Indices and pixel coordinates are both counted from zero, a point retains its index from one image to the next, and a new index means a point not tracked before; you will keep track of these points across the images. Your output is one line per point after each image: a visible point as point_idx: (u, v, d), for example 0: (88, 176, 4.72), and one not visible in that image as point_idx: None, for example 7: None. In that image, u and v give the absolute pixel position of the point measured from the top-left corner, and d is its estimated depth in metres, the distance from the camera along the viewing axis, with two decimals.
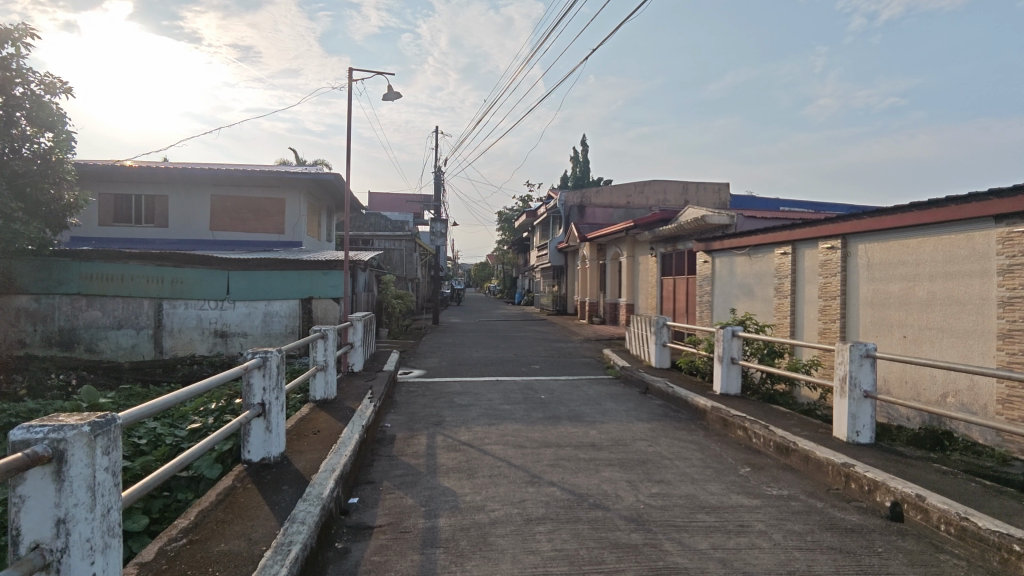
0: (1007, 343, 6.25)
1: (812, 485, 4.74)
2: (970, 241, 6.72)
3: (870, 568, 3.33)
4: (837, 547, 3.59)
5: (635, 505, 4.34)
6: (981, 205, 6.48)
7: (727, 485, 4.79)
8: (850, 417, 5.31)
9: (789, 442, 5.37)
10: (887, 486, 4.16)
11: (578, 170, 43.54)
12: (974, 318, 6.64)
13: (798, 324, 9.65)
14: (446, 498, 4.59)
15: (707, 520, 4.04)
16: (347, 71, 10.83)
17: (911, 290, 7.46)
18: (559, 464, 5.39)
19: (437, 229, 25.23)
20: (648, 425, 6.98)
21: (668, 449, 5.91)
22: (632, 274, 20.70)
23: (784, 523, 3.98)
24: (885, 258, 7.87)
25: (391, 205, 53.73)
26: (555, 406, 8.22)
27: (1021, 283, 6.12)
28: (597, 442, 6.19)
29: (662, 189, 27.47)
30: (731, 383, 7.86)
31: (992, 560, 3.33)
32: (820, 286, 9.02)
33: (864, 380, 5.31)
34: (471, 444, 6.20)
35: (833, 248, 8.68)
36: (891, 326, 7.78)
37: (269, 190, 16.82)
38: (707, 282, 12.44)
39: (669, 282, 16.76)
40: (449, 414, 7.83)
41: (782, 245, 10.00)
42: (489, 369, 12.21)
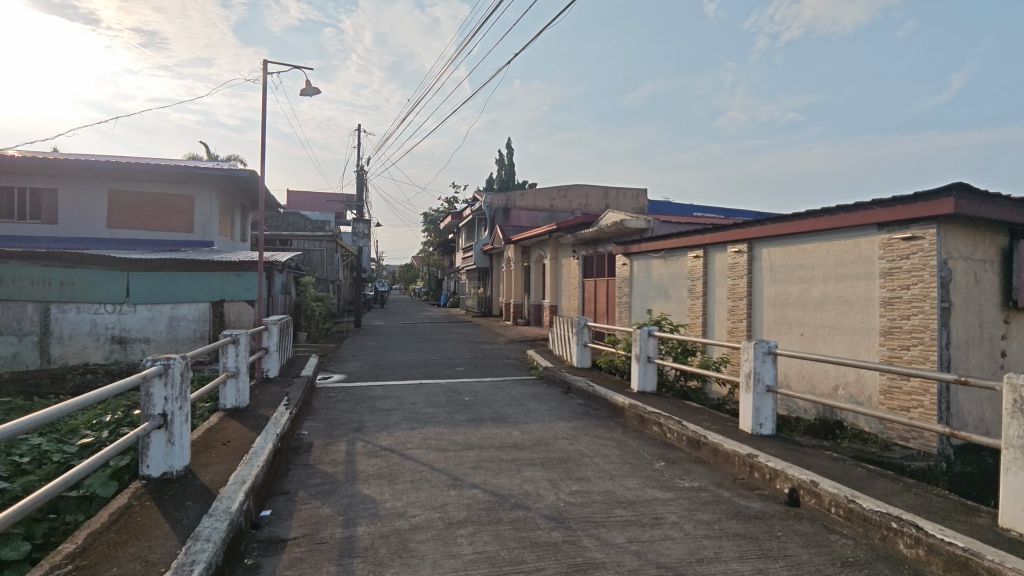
0: (888, 339, 6.87)
1: (720, 476, 5.00)
2: (857, 246, 7.36)
3: (770, 551, 3.56)
4: (741, 534, 3.81)
5: (556, 503, 4.41)
6: (866, 213, 7.10)
7: (643, 479, 4.97)
8: (754, 411, 5.66)
9: (700, 436, 5.65)
10: (786, 474, 4.47)
11: (502, 173, 43.91)
12: (861, 316, 7.27)
13: (709, 324, 10.18)
14: (365, 505, 4.46)
15: (624, 515, 4.16)
16: (263, 64, 10.39)
17: (808, 290, 8.06)
18: (482, 466, 5.37)
19: (360, 229, 24.61)
20: (570, 424, 7.13)
21: (588, 447, 6.05)
22: (555, 276, 21.10)
23: (695, 513, 4.17)
24: (786, 262, 8.46)
25: (311, 205, 51.83)
26: (478, 408, 8.21)
27: (900, 285, 6.75)
28: (519, 442, 6.24)
29: (584, 193, 28.24)
30: (648, 381, 8.17)
31: (874, 538, 3.64)
32: (729, 287, 9.55)
33: (766, 376, 5.67)
34: (393, 450, 6.06)
35: (740, 252, 9.24)
36: (790, 325, 8.37)
37: (175, 186, 15.70)
38: (626, 284, 12.87)
39: (590, 284, 17.21)
40: (370, 419, 7.63)
41: (694, 249, 10.52)
42: (413, 372, 12.02)
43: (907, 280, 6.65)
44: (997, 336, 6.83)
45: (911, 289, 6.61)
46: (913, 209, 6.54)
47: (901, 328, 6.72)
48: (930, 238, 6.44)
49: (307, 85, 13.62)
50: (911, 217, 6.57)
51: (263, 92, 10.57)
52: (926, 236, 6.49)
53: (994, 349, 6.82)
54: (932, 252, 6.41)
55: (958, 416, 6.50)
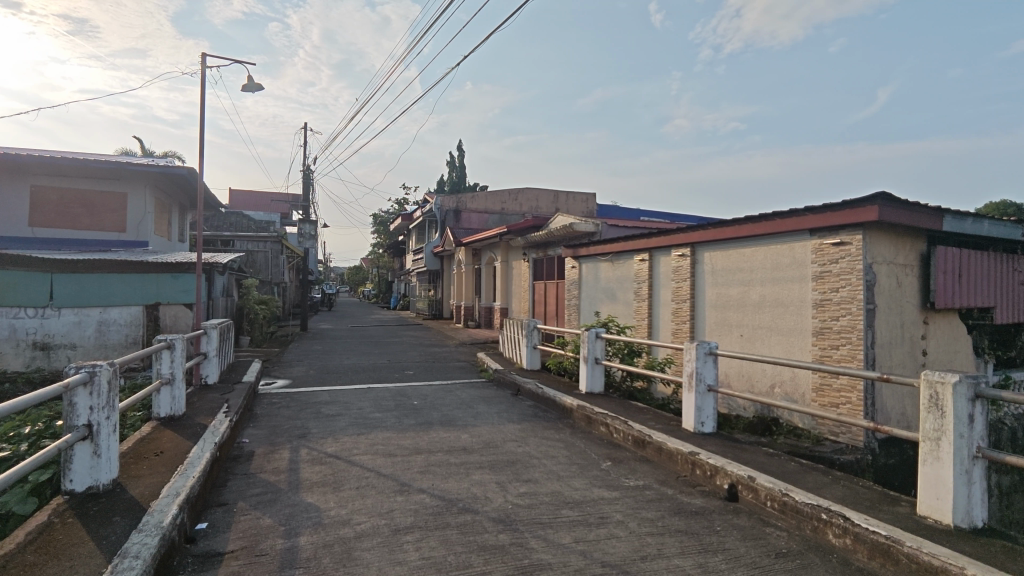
0: (820, 339, 7.23)
1: (664, 474, 5.13)
2: (791, 250, 7.71)
3: (711, 546, 3.67)
4: (683, 530, 3.91)
5: (504, 506, 4.41)
6: (799, 219, 7.45)
7: (590, 479, 5.04)
8: (696, 410, 5.84)
9: (645, 435, 5.77)
10: (725, 470, 4.62)
11: (454, 175, 43.72)
12: (795, 317, 7.61)
13: (655, 325, 10.42)
14: (308, 514, 4.33)
15: (571, 515, 4.21)
16: (202, 57, 9.98)
17: (747, 292, 8.39)
18: (430, 471, 5.32)
19: (306, 230, 23.96)
20: (519, 426, 7.15)
21: (536, 449, 6.09)
22: (506, 279, 21.14)
23: (639, 511, 4.26)
24: (726, 265, 8.76)
25: (254, 204, 50.09)
26: (427, 412, 8.13)
27: (830, 287, 7.11)
28: (468, 446, 6.21)
29: (534, 197, 28.44)
30: (595, 382, 8.30)
31: (806, 529, 3.81)
32: (673, 290, 9.81)
33: (707, 375, 5.86)
34: (338, 456, 5.92)
35: (684, 255, 9.52)
36: (731, 326, 8.67)
37: (106, 183, 14.86)
38: (575, 286, 13.03)
39: (541, 286, 17.34)
40: (315, 425, 7.43)
41: (641, 252, 10.76)
42: (361, 376, 11.78)
43: (837, 283, 7.02)
44: (917, 336, 7.30)
45: (840, 291, 6.98)
46: (842, 216, 6.91)
47: (832, 329, 7.08)
48: (857, 244, 6.82)
49: (250, 80, 13.16)
50: (840, 223, 6.94)
51: (202, 86, 10.14)
52: (853, 242, 6.87)
53: (915, 348, 7.28)
54: (858, 257, 6.80)
55: (883, 411, 6.91)
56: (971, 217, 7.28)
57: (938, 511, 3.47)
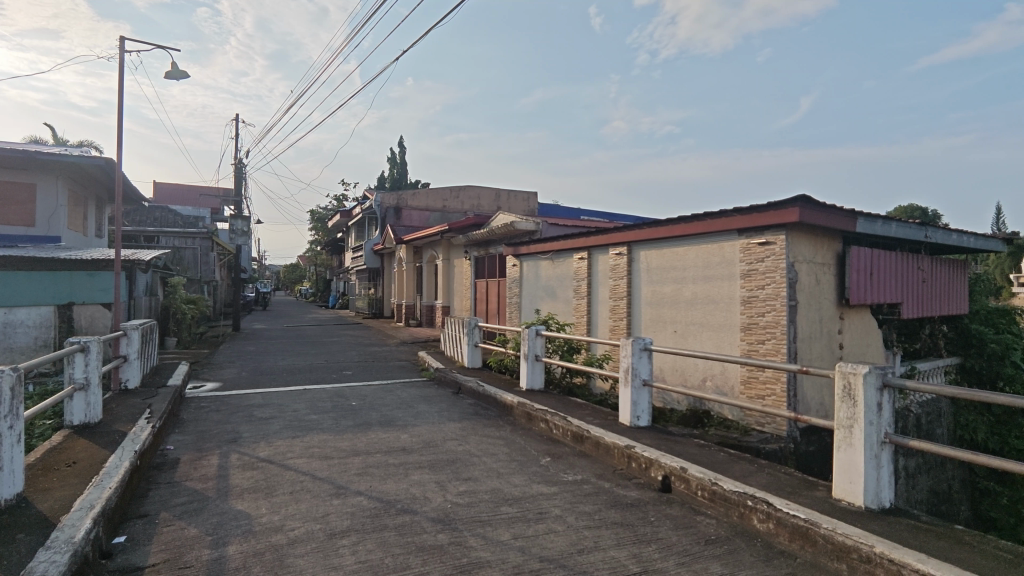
0: (747, 335, 7.59)
1: (601, 468, 5.25)
2: (721, 250, 8.04)
3: (644, 536, 3.78)
4: (618, 522, 4.01)
5: (443, 505, 4.38)
6: (728, 220, 7.78)
7: (529, 476, 5.08)
8: (631, 404, 6.00)
9: (583, 430, 5.88)
10: (659, 462, 4.77)
11: (395, 172, 43.01)
12: (725, 314, 7.95)
13: (593, 323, 10.63)
14: (238, 522, 4.15)
15: (510, 512, 4.23)
16: (120, 41, 9.36)
17: (680, 290, 8.69)
18: (367, 473, 5.21)
19: (237, 226, 22.92)
20: (459, 425, 7.12)
21: (476, 447, 6.09)
22: (448, 277, 21.01)
23: (577, 505, 4.34)
24: (661, 264, 9.03)
25: (181, 198, 47.51)
26: (366, 413, 7.96)
27: (756, 285, 7.47)
28: (407, 446, 6.13)
29: (476, 195, 28.35)
30: (535, 379, 8.38)
31: (733, 515, 4.00)
32: (610, 288, 10.04)
33: (642, 370, 6.03)
34: (271, 460, 5.70)
35: (621, 254, 9.75)
36: (665, 322, 8.96)
37: (12, 173, 13.68)
38: (516, 284, 13.11)
39: (482, 285, 17.33)
40: (247, 429, 7.13)
41: (579, 250, 10.94)
42: (296, 377, 11.40)
43: (762, 280, 7.38)
44: (834, 330, 7.78)
45: (765, 288, 7.34)
46: (766, 217, 7.26)
47: (758, 324, 7.45)
48: (780, 243, 7.20)
49: (174, 66, 12.45)
50: (765, 224, 7.30)
51: (120, 71, 9.50)
52: (777, 242, 7.25)
53: (832, 341, 7.76)
54: (782, 256, 7.17)
55: (804, 402, 7.33)
56: (882, 219, 7.80)
57: (851, 494, 3.71)
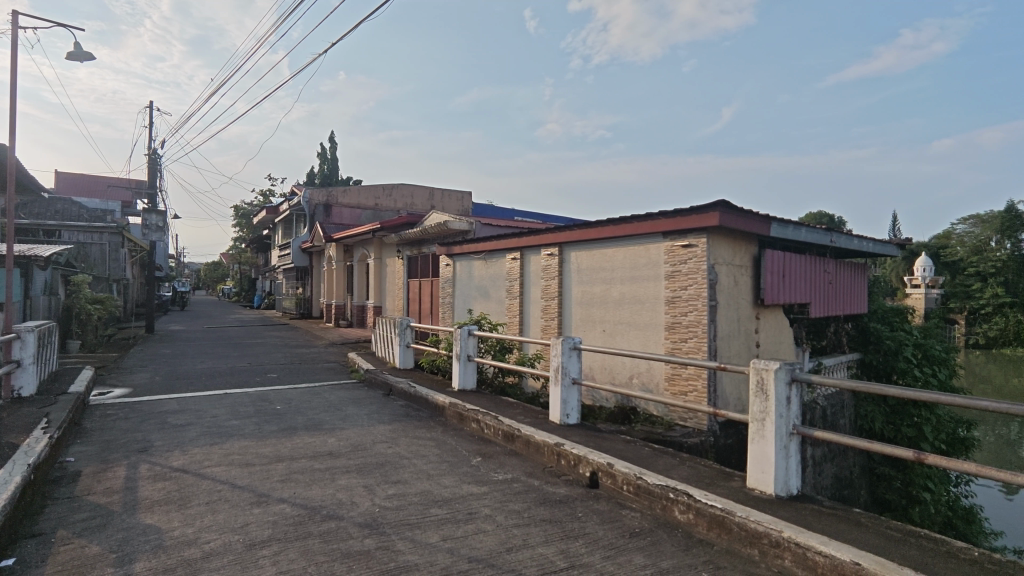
0: (671, 333, 7.90)
1: (531, 466, 5.30)
2: (647, 252, 8.32)
3: (572, 531, 3.85)
4: (547, 518, 4.07)
5: (371, 509, 4.28)
6: (653, 223, 8.05)
7: (460, 476, 5.06)
8: (562, 402, 6.10)
9: (514, 429, 5.91)
10: (587, 458, 4.87)
11: (325, 168, 41.70)
12: (651, 314, 8.24)
13: (525, 322, 10.73)
14: (146, 537, 3.88)
15: (439, 513, 4.19)
16: (13, 16, 8.56)
17: (609, 290, 8.91)
18: (291, 479, 5.01)
19: (151, 221, 21.46)
20: (389, 427, 6.98)
21: (406, 449, 5.99)
22: (380, 277, 20.58)
23: (506, 504, 4.36)
24: (591, 264, 9.23)
25: (88, 189, 43.98)
26: (291, 417, 7.66)
27: (680, 286, 7.78)
28: (335, 450, 5.96)
29: (410, 194, 27.89)
30: (468, 379, 8.36)
31: (657, 508, 4.14)
32: (542, 288, 10.17)
33: (572, 369, 6.14)
34: (186, 470, 5.37)
35: (552, 255, 9.89)
36: (594, 322, 9.16)
37: None
38: (449, 284, 13.02)
39: (415, 284, 17.09)
40: (159, 437, 6.69)
41: (512, 251, 11.01)
42: (216, 381, 10.80)
43: (685, 281, 7.69)
44: (750, 329, 8.22)
45: (688, 289, 7.66)
46: (689, 220, 7.59)
47: (681, 323, 7.76)
48: (702, 246, 7.54)
49: (77, 46, 11.50)
50: (688, 227, 7.61)
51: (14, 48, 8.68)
52: (699, 244, 7.58)
53: (749, 339, 8.21)
54: (703, 258, 7.51)
55: (723, 397, 7.71)
56: (793, 224, 8.31)
57: (763, 483, 3.93)
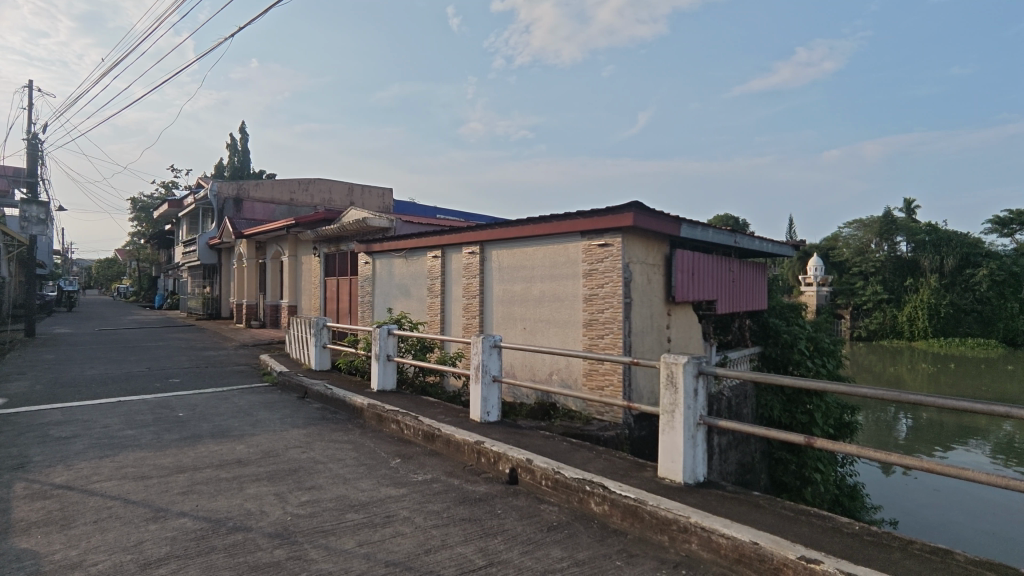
0: (589, 330, 8.11)
1: (452, 466, 5.27)
2: (565, 250, 8.49)
3: (491, 529, 3.86)
4: (466, 518, 4.05)
5: (282, 518, 4.09)
6: (571, 222, 8.22)
7: (378, 479, 4.94)
8: (482, 400, 6.10)
9: (434, 429, 5.85)
10: (507, 455, 4.91)
11: (235, 159, 39.42)
12: (569, 311, 8.43)
13: (446, 321, 10.65)
14: (20, 563, 3.49)
15: (356, 518, 4.07)
16: None
17: (529, 289, 9.02)
18: (193, 491, 4.69)
19: (32, 213, 19.39)
20: (303, 431, 6.71)
21: (321, 453, 5.78)
22: (295, 275, 19.70)
23: (425, 505, 4.30)
24: (511, 263, 9.29)
25: None
26: (195, 424, 7.18)
27: (596, 284, 8.00)
28: (243, 457, 5.64)
29: (327, 188, 26.82)
30: (387, 380, 8.18)
31: (574, 501, 4.23)
32: (463, 286, 10.13)
33: (492, 366, 6.15)
34: (71, 487, 4.89)
35: (473, 253, 9.87)
36: (515, 320, 9.25)
37: None
38: (368, 282, 12.71)
39: (332, 283, 16.54)
40: (40, 451, 6.06)
41: (433, 249, 10.89)
42: (109, 388, 9.92)
43: (602, 279, 7.92)
44: (662, 325, 8.60)
45: (604, 287, 7.90)
46: (605, 221, 7.81)
47: (598, 320, 7.99)
48: (617, 245, 7.79)
49: None
50: (604, 227, 7.84)
51: None
52: (614, 244, 7.82)
53: (661, 335, 8.58)
54: (618, 257, 7.76)
55: (637, 390, 8.02)
56: (700, 226, 8.76)
57: (672, 472, 4.12)
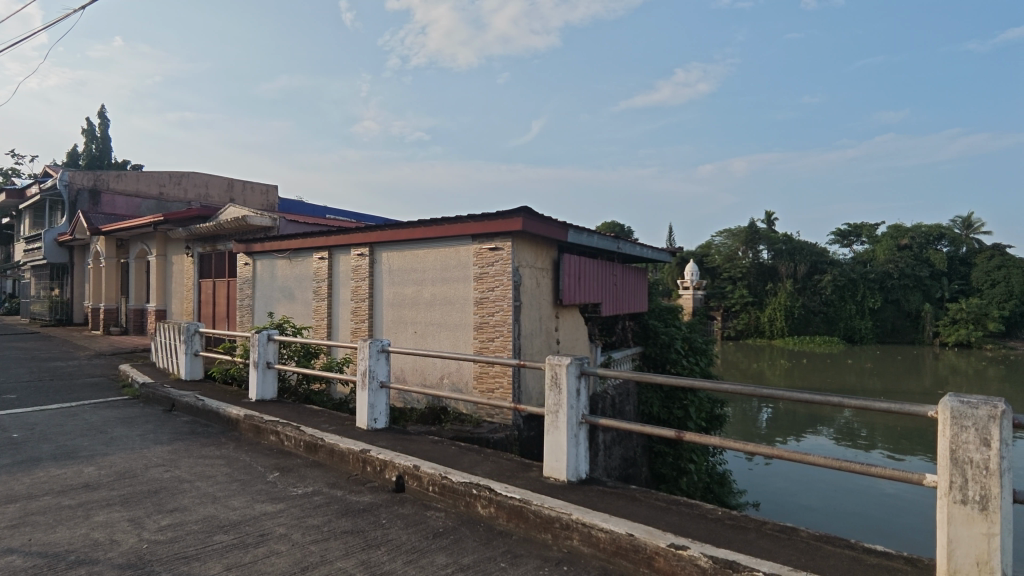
0: (480, 333, 8.15)
1: (335, 476, 5.04)
2: (456, 253, 8.47)
3: (374, 540, 3.73)
4: (348, 530, 3.88)
5: (135, 547, 3.67)
6: (462, 226, 8.21)
7: (252, 495, 4.60)
8: (369, 406, 5.91)
9: (317, 439, 5.57)
10: (393, 463, 4.78)
11: (91, 147, 35.27)
12: (460, 315, 8.42)
13: (334, 325, 10.22)
14: None
15: (224, 540, 3.76)
16: None
17: (420, 291, 8.89)
18: (26, 523, 4.09)
19: None
20: (167, 448, 6.10)
21: (188, 471, 5.30)
22: (163, 276, 17.96)
23: (304, 520, 4.07)
24: (401, 265, 9.11)
25: None
26: (33, 446, 6.29)
27: (487, 287, 8.05)
28: (91, 481, 5.02)
29: (202, 182, 24.70)
30: (267, 388, 7.67)
31: (461, 505, 4.21)
32: (352, 289, 9.77)
33: (380, 372, 5.96)
34: None
35: (363, 255, 9.56)
36: (406, 323, 9.08)
37: None
38: (247, 284, 11.88)
39: (208, 285, 15.29)
40: None
41: (319, 250, 10.40)
42: None
43: (492, 283, 7.99)
44: (550, 327, 8.84)
45: (494, 290, 7.97)
46: (495, 225, 7.88)
47: (488, 323, 8.06)
48: (507, 250, 7.89)
49: None
50: (494, 231, 7.91)
51: None
52: (504, 248, 7.92)
53: (550, 337, 8.83)
54: (508, 261, 7.87)
55: (526, 391, 8.18)
56: (586, 231, 9.10)
57: (556, 471, 4.22)
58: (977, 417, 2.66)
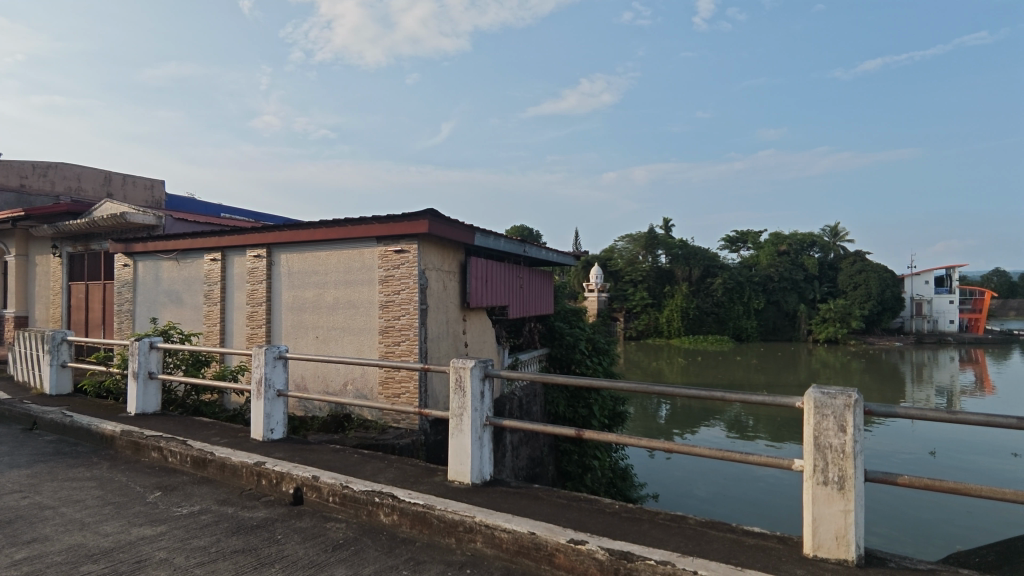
0: (385, 338, 7.97)
1: (225, 492, 4.72)
2: (361, 256, 8.24)
3: (268, 557, 3.54)
4: (239, 549, 3.66)
5: None
6: (367, 227, 7.99)
7: (128, 519, 4.20)
8: (265, 416, 5.59)
9: (206, 453, 5.20)
10: (290, 475, 4.56)
11: None
12: (365, 318, 8.20)
13: (228, 331, 9.59)
14: None
15: (94, 570, 3.41)
16: None
17: (322, 295, 8.55)
18: None
19: None
20: (26, 472, 5.44)
21: (51, 496, 4.75)
22: (24, 279, 15.99)
23: (189, 542, 3.78)
24: (302, 267, 8.72)
25: None
26: None
27: (393, 289, 7.90)
28: None
29: (75, 174, 22.46)
30: (148, 401, 7.05)
31: (363, 515, 4.09)
32: (247, 293, 9.22)
33: (276, 380, 5.66)
34: None
35: (259, 257, 9.05)
36: (306, 328, 8.70)
37: None
38: (127, 288, 10.87)
39: (80, 289, 13.82)
40: None
41: (211, 251, 9.72)
42: None
43: (398, 286, 7.85)
44: (458, 330, 8.82)
45: (400, 293, 7.84)
46: (401, 227, 7.75)
47: (394, 327, 7.90)
48: (413, 252, 7.78)
49: None
50: (400, 233, 7.78)
51: None
52: (410, 250, 7.80)
53: (457, 340, 8.80)
54: (414, 264, 7.76)
55: (433, 395, 8.11)
56: (494, 235, 9.18)
57: (461, 474, 4.21)
58: (835, 406, 2.97)
